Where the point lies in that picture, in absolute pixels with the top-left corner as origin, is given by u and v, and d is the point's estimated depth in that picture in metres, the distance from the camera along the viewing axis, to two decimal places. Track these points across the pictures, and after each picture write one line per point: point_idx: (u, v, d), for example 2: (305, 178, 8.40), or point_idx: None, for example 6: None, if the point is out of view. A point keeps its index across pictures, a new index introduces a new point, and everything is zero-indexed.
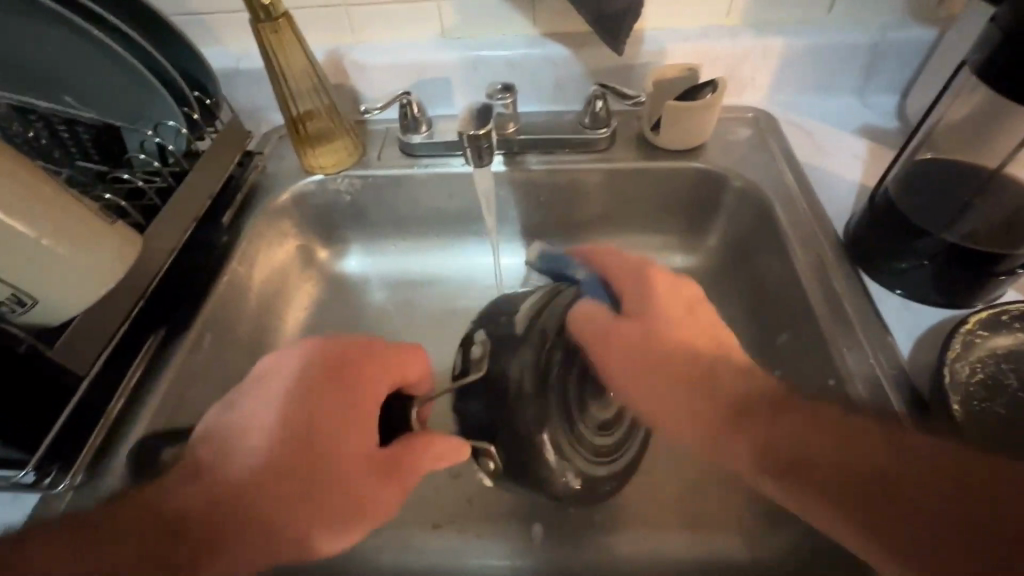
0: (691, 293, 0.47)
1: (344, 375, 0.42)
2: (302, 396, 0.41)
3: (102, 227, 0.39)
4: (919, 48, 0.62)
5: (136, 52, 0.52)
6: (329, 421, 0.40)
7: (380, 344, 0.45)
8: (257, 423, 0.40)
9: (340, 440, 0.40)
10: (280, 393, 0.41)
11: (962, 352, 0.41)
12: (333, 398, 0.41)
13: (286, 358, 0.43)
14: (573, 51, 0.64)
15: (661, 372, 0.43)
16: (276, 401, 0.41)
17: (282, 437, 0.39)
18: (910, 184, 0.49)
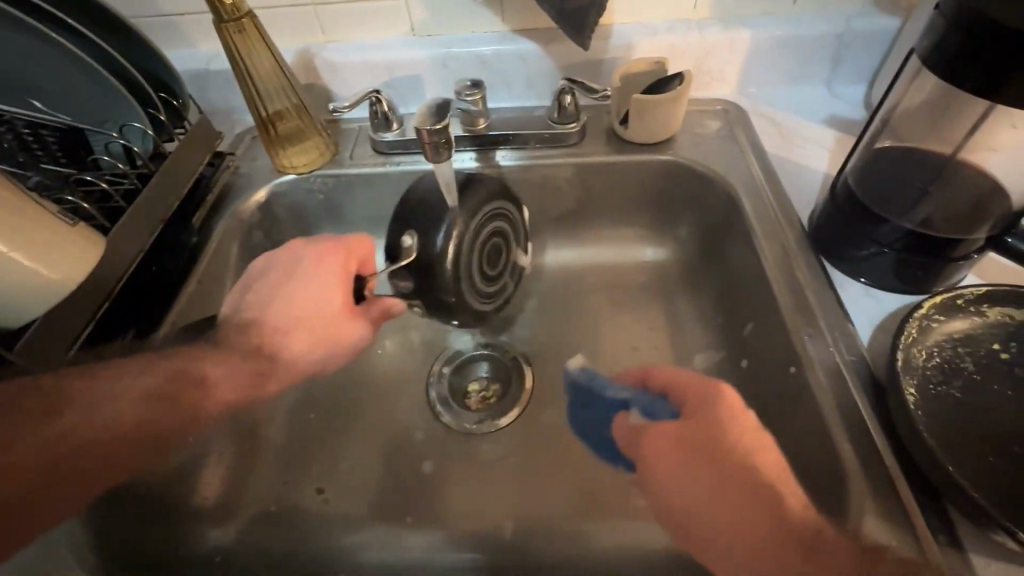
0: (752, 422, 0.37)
1: (325, 266, 0.47)
2: (296, 278, 0.46)
3: (62, 230, 0.40)
4: (885, 38, 0.63)
5: (99, 54, 0.52)
6: (320, 297, 0.46)
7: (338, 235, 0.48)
8: (276, 306, 0.46)
9: (323, 307, 0.46)
10: (285, 276, 0.47)
11: (917, 337, 0.42)
12: (323, 282, 0.46)
13: (283, 251, 0.48)
14: (542, 47, 0.64)
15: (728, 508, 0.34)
16: (286, 280, 0.46)
17: (288, 312, 0.46)
18: (869, 172, 0.49)
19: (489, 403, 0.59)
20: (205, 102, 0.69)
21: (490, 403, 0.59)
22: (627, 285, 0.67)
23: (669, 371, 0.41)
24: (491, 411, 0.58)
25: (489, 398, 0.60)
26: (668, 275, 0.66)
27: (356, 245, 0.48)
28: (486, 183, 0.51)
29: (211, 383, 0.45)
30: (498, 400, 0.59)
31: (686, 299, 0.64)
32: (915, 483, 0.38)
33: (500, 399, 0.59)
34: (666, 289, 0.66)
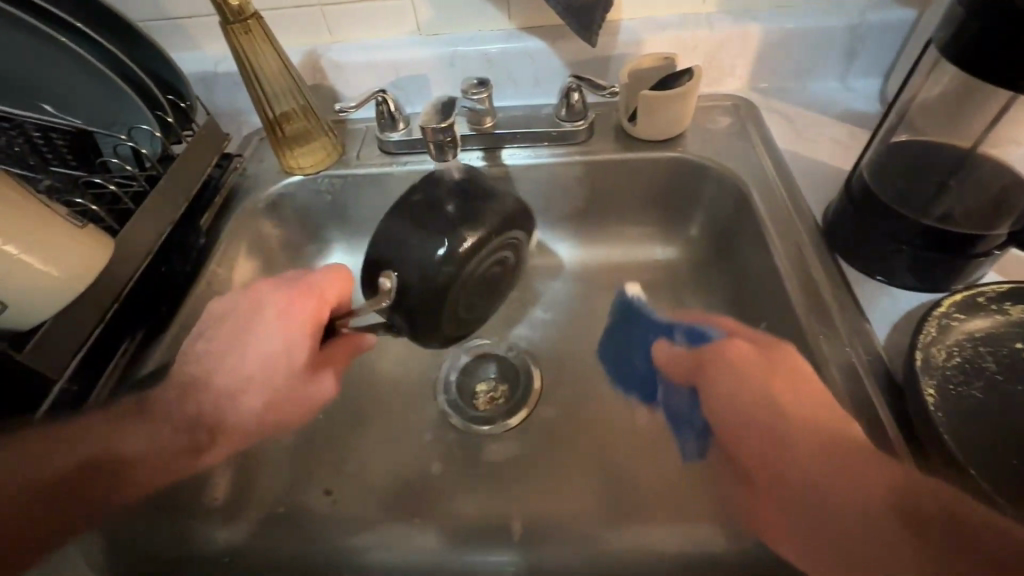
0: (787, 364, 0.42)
1: (291, 309, 0.47)
2: (264, 321, 0.46)
3: (72, 232, 0.40)
4: (900, 30, 0.61)
5: (107, 57, 0.53)
6: (282, 344, 0.46)
7: (307, 275, 0.48)
8: (233, 358, 0.46)
9: (286, 355, 0.46)
10: (253, 319, 0.46)
11: (936, 336, 0.40)
12: (287, 327, 0.46)
13: (255, 292, 0.47)
14: (549, 45, 0.63)
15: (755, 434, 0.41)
16: (249, 325, 0.46)
17: (251, 362, 0.45)
18: (884, 167, 0.48)
19: (495, 404, 0.59)
20: (213, 104, 0.69)
21: (496, 405, 0.59)
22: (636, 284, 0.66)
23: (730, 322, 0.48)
24: (497, 412, 0.58)
25: (495, 400, 0.59)
26: (678, 274, 0.65)
27: (325, 285, 0.48)
28: (498, 209, 0.49)
29: (154, 447, 0.43)
30: (504, 401, 0.59)
31: (697, 298, 0.63)
32: None
33: (507, 400, 0.59)
34: (676, 288, 0.65)
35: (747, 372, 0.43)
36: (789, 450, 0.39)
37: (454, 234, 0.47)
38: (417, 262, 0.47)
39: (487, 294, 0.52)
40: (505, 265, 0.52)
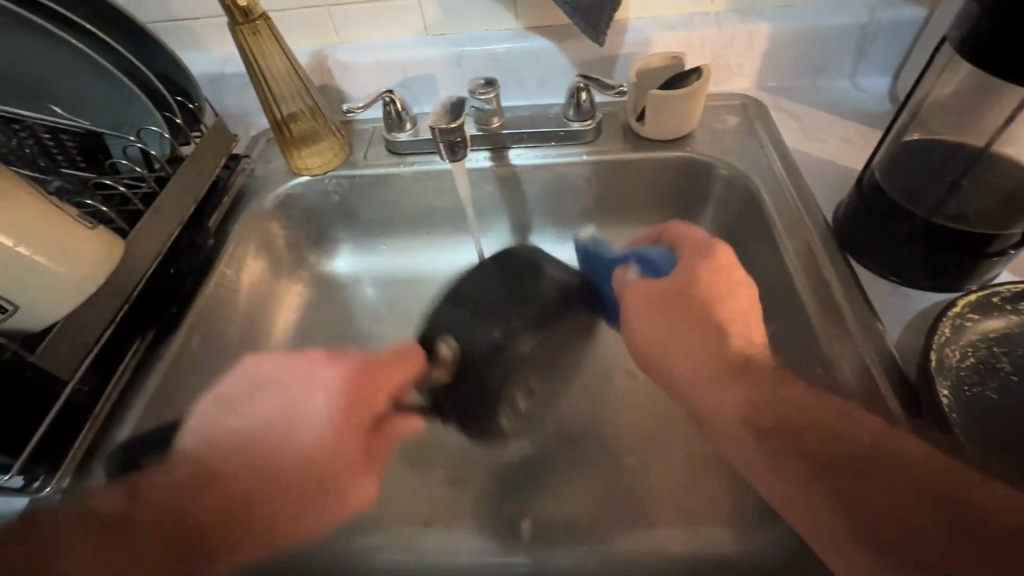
0: (736, 296, 0.48)
1: (344, 419, 0.47)
2: (318, 424, 0.46)
3: (83, 233, 0.40)
4: (910, 28, 0.61)
5: (116, 59, 0.53)
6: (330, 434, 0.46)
7: (382, 368, 0.50)
8: (273, 463, 0.44)
9: (330, 450, 0.45)
10: (299, 448, 0.45)
11: (951, 336, 0.40)
12: (339, 428, 0.46)
13: (302, 425, 0.46)
14: (557, 44, 0.63)
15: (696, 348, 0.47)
16: (290, 450, 0.45)
17: (289, 456, 0.45)
18: (896, 166, 0.48)
19: None
20: (220, 105, 0.70)
21: None
22: None
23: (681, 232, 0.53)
24: None
25: None
26: None
27: (389, 370, 0.50)
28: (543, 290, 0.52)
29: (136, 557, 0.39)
30: None
31: None
32: None
33: None
34: None
35: (691, 287, 0.49)
36: (714, 376, 0.46)
37: (528, 309, 0.51)
38: (492, 333, 0.49)
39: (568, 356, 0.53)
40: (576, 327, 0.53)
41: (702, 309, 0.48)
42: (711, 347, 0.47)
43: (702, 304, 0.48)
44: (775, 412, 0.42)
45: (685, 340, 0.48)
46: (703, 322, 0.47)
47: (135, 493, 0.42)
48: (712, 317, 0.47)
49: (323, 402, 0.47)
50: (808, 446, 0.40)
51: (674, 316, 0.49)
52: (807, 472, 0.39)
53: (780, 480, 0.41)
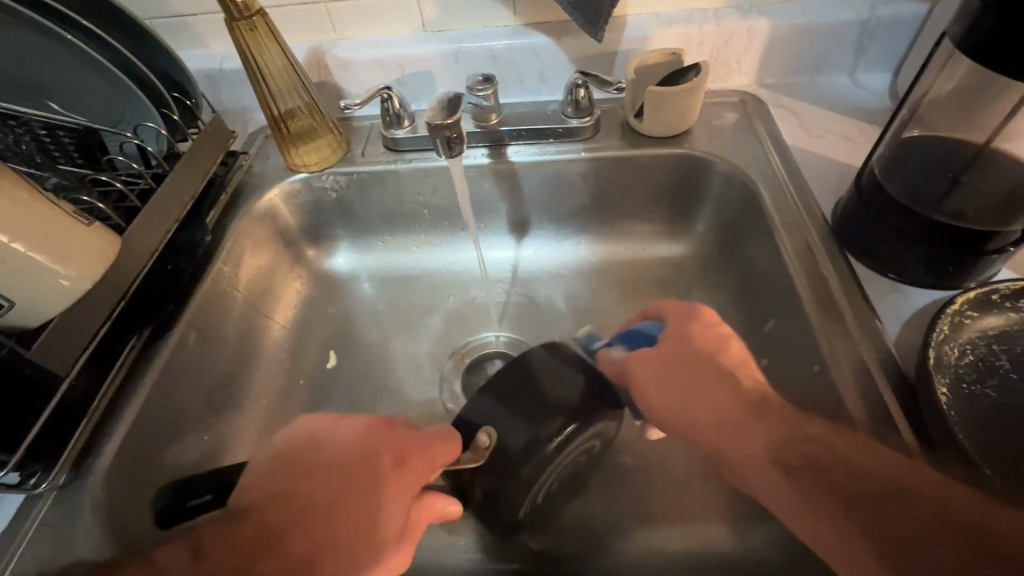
0: (729, 338, 0.45)
1: (400, 502, 0.39)
2: (369, 511, 0.38)
3: (80, 229, 0.40)
4: (911, 24, 0.60)
5: (112, 55, 0.53)
6: (392, 518, 0.38)
7: (425, 433, 0.42)
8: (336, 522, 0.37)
9: (382, 524, 0.38)
10: (354, 525, 0.37)
11: (949, 334, 0.40)
12: (396, 513, 0.38)
13: (353, 492, 0.38)
14: (555, 41, 0.63)
15: (699, 392, 0.42)
16: (340, 528, 0.37)
17: (328, 527, 0.37)
18: (895, 163, 0.48)
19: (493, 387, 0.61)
20: (218, 102, 0.69)
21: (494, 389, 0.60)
22: (643, 282, 0.66)
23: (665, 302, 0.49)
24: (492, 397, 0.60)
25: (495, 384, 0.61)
26: (686, 272, 0.65)
27: (439, 451, 0.42)
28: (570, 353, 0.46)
29: None
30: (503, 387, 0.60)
31: (705, 297, 0.63)
32: None
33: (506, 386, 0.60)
34: (683, 285, 0.64)
35: (677, 337, 0.45)
36: (731, 424, 0.40)
37: (561, 419, 0.43)
38: (521, 437, 0.43)
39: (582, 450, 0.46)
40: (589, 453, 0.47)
41: (694, 361, 0.44)
42: (715, 393, 0.42)
43: (697, 353, 0.44)
44: (799, 447, 0.37)
45: (687, 394, 0.43)
46: (695, 368, 0.43)
47: (196, 555, 0.35)
48: (700, 364, 0.43)
49: (373, 486, 0.38)
50: (851, 488, 0.34)
51: (670, 371, 0.44)
52: (844, 511, 0.34)
53: (816, 523, 0.35)
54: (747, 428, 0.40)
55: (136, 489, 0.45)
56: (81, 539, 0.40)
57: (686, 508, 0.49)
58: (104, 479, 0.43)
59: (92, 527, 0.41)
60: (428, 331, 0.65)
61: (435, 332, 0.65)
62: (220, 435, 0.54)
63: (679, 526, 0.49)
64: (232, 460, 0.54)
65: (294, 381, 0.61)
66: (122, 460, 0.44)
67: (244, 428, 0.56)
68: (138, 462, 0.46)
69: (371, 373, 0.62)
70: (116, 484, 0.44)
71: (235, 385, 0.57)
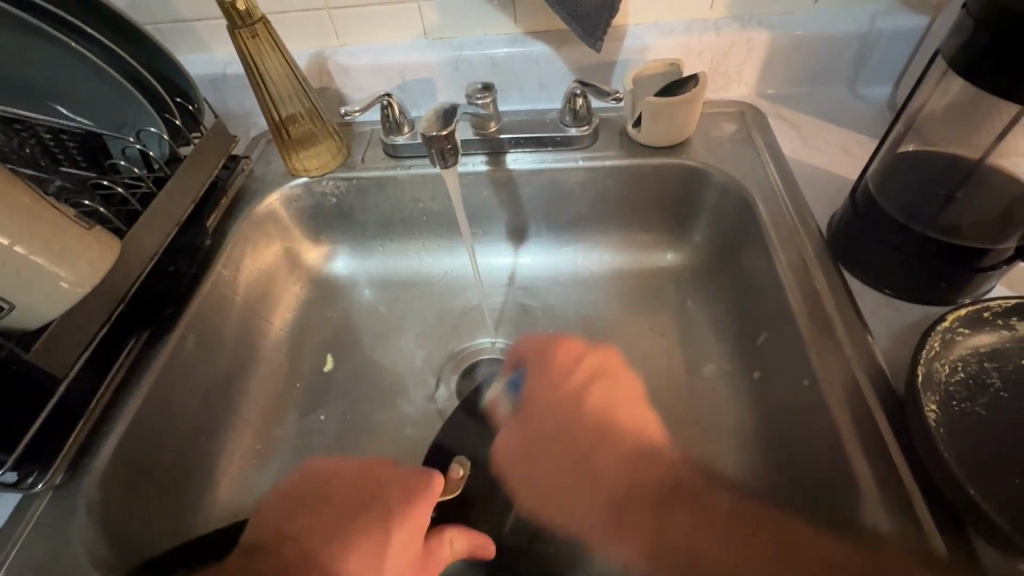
0: (589, 397, 0.53)
1: (406, 525, 0.41)
2: (377, 541, 0.40)
3: (82, 234, 0.41)
4: (912, 36, 0.60)
5: (115, 61, 0.53)
6: (398, 548, 0.40)
7: (402, 469, 0.45)
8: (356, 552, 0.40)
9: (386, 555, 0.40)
10: (369, 554, 0.40)
11: (940, 350, 0.40)
12: (404, 538, 0.41)
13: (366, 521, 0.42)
14: (555, 50, 0.63)
15: (573, 464, 0.50)
16: (357, 558, 0.40)
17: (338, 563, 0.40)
18: (889, 178, 0.48)
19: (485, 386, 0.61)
20: (221, 105, 0.70)
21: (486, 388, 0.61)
22: (640, 291, 0.66)
23: (526, 348, 0.58)
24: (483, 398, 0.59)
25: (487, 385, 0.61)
26: (683, 281, 0.65)
27: (425, 478, 0.44)
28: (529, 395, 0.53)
29: None
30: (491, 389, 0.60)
31: (701, 306, 0.63)
32: (935, 504, 0.36)
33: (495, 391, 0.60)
34: (678, 294, 0.65)
35: (550, 409, 0.53)
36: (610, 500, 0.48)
37: None
38: (506, 455, 0.52)
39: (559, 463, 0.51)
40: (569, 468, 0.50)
41: (579, 433, 0.52)
42: (589, 457, 0.50)
43: (557, 429, 0.52)
44: (672, 551, 0.44)
45: (563, 463, 0.51)
46: (561, 437, 0.52)
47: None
48: (568, 436, 0.52)
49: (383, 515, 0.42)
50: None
51: (553, 438, 0.52)
52: None
53: None
54: (633, 514, 0.46)
55: (132, 490, 0.46)
56: (76, 539, 0.41)
57: None
58: (101, 478, 0.44)
59: (88, 524, 0.42)
60: (424, 336, 0.66)
61: (434, 336, 0.66)
62: (216, 436, 0.55)
63: None
64: (229, 461, 0.55)
65: (291, 384, 0.62)
66: (119, 459, 0.45)
67: (240, 429, 0.57)
68: (135, 462, 0.47)
69: (367, 377, 0.63)
70: (112, 485, 0.44)
71: (233, 387, 0.58)
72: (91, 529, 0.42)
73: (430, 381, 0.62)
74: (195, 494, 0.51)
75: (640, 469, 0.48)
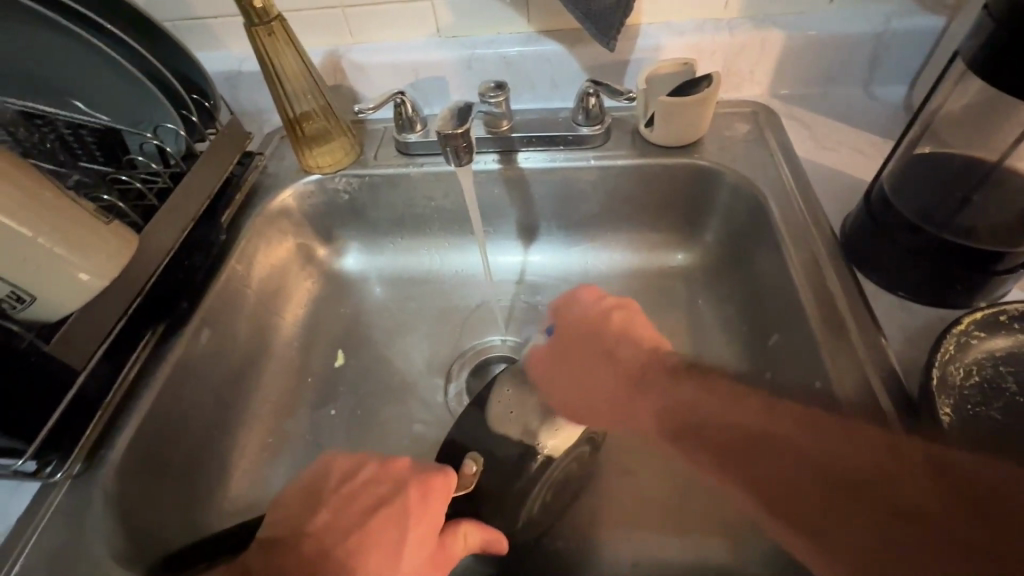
0: (619, 315, 0.54)
1: (423, 528, 0.41)
2: (393, 544, 0.40)
3: (101, 228, 0.41)
4: (928, 37, 0.60)
5: (134, 58, 0.54)
6: (415, 552, 0.40)
7: (422, 465, 0.44)
8: (372, 555, 0.40)
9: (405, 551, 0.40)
10: (385, 557, 0.40)
11: (955, 354, 0.40)
12: (420, 542, 0.40)
13: (382, 520, 0.41)
14: (567, 48, 0.63)
15: (603, 367, 0.52)
16: (373, 561, 0.39)
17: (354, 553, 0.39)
18: (905, 179, 0.47)
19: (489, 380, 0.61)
20: (236, 102, 0.71)
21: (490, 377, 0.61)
22: (650, 290, 0.66)
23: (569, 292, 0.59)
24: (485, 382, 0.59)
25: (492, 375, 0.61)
26: (694, 281, 0.65)
27: (442, 478, 0.43)
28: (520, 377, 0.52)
29: None
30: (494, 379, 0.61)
31: (712, 306, 0.63)
32: None
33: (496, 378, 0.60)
34: (688, 294, 0.65)
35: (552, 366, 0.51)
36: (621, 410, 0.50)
37: None
38: (514, 449, 0.48)
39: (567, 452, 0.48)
40: (580, 459, 0.50)
41: (574, 339, 0.55)
42: (602, 372, 0.52)
43: (585, 338, 0.55)
44: (694, 431, 0.46)
45: (581, 385, 0.51)
46: (579, 365, 0.53)
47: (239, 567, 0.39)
48: (582, 359, 0.53)
49: (404, 513, 0.41)
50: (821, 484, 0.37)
51: (585, 381, 0.52)
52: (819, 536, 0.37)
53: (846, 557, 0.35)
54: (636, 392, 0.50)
55: (146, 481, 0.46)
56: (93, 527, 0.42)
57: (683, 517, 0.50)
58: (117, 469, 0.44)
59: (104, 515, 0.42)
60: (435, 333, 0.66)
61: (444, 332, 0.66)
62: (229, 429, 0.55)
63: (677, 536, 0.49)
64: (241, 454, 0.56)
65: (302, 378, 0.62)
66: (134, 450, 0.46)
67: (252, 423, 0.57)
68: (150, 453, 0.47)
69: (378, 373, 0.63)
70: (127, 475, 0.45)
71: (245, 381, 0.58)
72: (108, 519, 0.42)
73: (440, 378, 0.62)
74: (208, 486, 0.52)
75: (637, 354, 0.52)
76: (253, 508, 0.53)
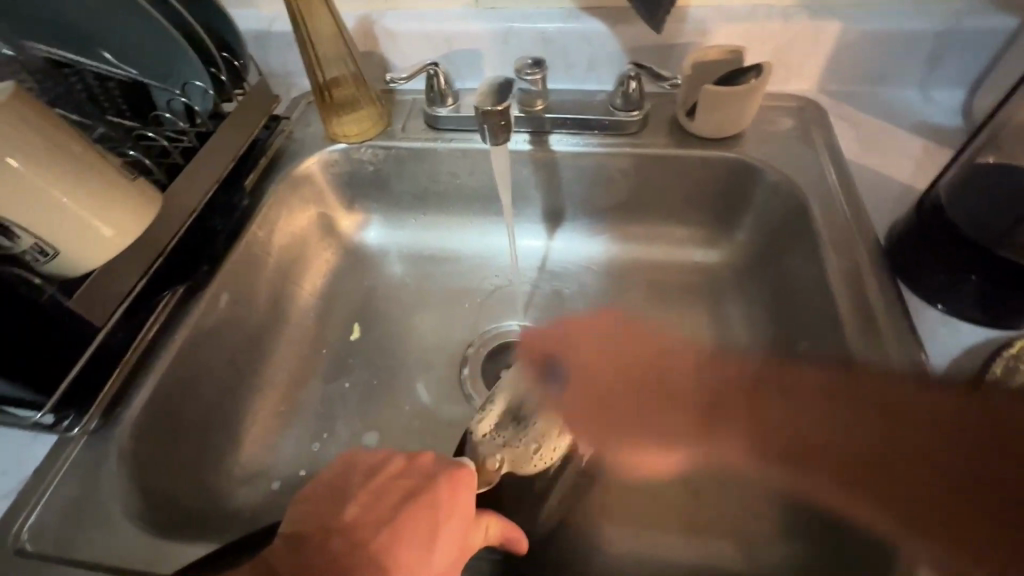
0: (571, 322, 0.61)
1: (450, 519, 0.40)
2: (423, 531, 0.39)
3: (126, 185, 0.41)
4: (998, 38, 0.56)
5: (164, 12, 0.53)
6: (445, 547, 0.39)
7: (439, 460, 0.44)
8: (402, 547, 0.38)
9: (434, 538, 0.39)
10: (415, 546, 0.39)
11: (1000, 378, 0.40)
12: (449, 537, 0.39)
13: (407, 507, 0.40)
14: (610, 27, 0.60)
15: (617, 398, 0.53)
16: (403, 550, 0.38)
17: (381, 537, 0.39)
18: (965, 188, 0.44)
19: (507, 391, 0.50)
20: (264, 65, 0.69)
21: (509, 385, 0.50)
22: (672, 288, 0.64)
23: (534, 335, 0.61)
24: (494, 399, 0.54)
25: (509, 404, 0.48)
26: (721, 279, 0.63)
27: (468, 473, 0.42)
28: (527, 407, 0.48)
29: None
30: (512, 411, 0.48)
31: (736, 309, 0.61)
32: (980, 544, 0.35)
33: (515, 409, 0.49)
34: (714, 294, 0.63)
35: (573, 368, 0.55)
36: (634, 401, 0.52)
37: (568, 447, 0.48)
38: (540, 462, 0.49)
39: (523, 450, 0.46)
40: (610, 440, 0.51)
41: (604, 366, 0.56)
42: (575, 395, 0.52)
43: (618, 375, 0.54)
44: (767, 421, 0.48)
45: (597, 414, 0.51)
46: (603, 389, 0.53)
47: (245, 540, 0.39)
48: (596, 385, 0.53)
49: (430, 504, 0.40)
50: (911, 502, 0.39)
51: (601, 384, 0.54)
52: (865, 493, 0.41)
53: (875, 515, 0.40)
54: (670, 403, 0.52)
55: (158, 442, 0.46)
56: (106, 484, 0.42)
57: (693, 516, 0.49)
58: (131, 429, 0.45)
59: (117, 472, 0.43)
60: (449, 314, 0.65)
61: (464, 311, 0.65)
62: (240, 396, 0.55)
63: (686, 537, 0.48)
64: (254, 421, 0.55)
65: (317, 350, 0.62)
66: (149, 410, 0.46)
67: (266, 390, 0.57)
68: (165, 416, 0.47)
69: (395, 349, 0.63)
70: (140, 435, 0.45)
71: (260, 349, 0.58)
72: (121, 477, 0.43)
73: (459, 360, 0.62)
74: (220, 449, 0.52)
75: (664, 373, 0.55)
76: (263, 475, 0.53)
